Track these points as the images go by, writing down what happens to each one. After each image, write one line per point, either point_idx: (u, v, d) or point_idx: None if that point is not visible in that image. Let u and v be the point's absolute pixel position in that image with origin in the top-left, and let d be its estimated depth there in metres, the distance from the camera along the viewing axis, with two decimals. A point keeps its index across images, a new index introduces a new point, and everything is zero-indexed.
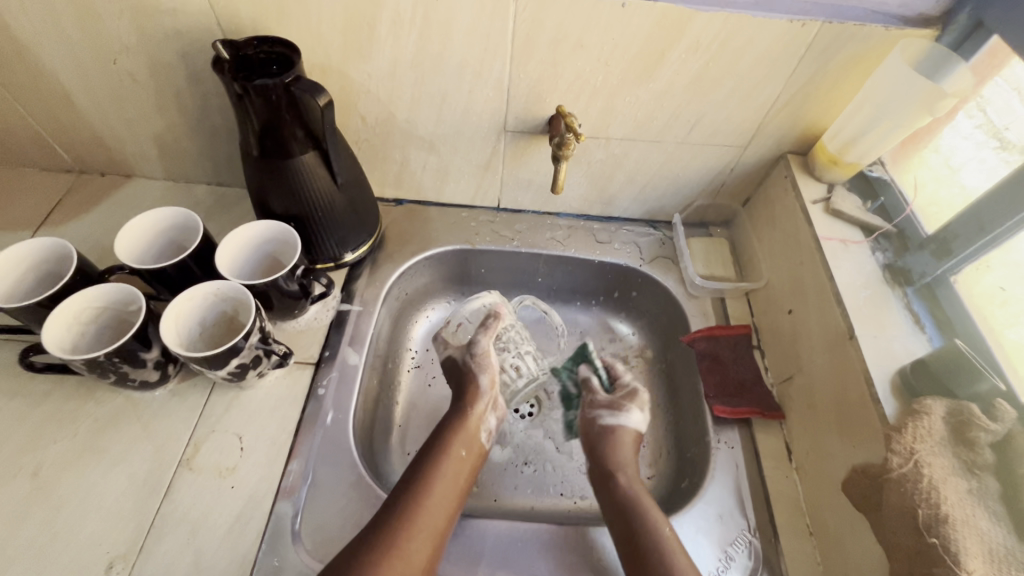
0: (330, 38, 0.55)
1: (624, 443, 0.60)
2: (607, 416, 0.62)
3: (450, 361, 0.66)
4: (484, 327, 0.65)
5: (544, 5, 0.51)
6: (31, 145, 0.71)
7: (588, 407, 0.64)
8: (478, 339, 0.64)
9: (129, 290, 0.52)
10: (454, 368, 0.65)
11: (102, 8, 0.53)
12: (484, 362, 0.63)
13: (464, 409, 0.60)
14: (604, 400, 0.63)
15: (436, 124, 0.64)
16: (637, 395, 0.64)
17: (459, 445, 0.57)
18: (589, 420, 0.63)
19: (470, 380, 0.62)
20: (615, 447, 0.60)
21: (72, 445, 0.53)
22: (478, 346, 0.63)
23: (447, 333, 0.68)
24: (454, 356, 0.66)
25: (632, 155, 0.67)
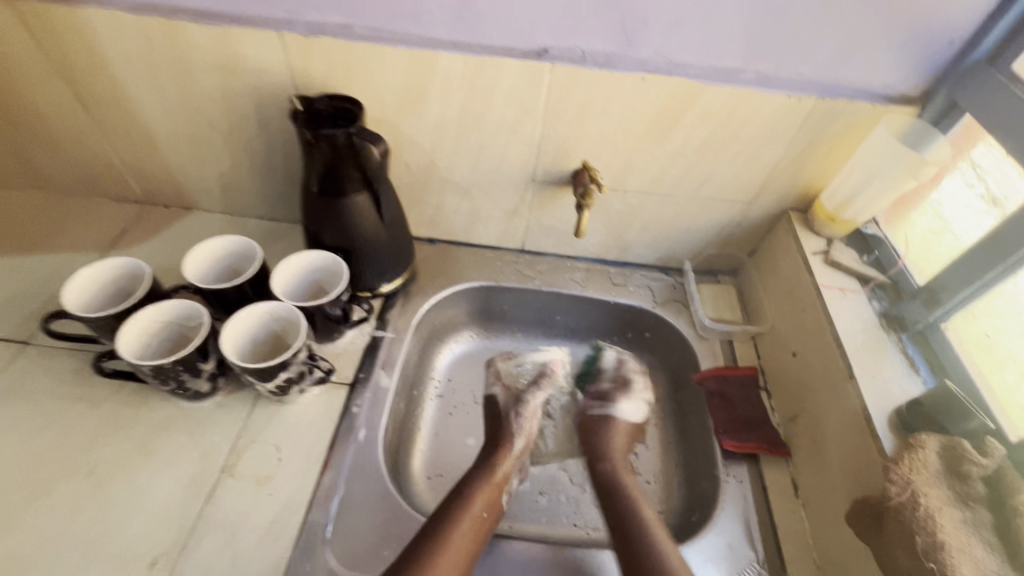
0: (388, 98, 0.63)
1: (617, 432, 0.68)
2: (597, 408, 0.70)
3: (493, 401, 0.72)
4: (539, 385, 0.72)
5: (574, 75, 0.59)
6: (109, 177, 0.79)
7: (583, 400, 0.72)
8: (527, 396, 0.70)
9: (191, 307, 0.58)
10: (494, 420, 0.69)
11: (197, 66, 0.62)
12: (527, 422, 0.68)
13: (499, 461, 0.64)
14: (602, 397, 0.71)
15: (472, 172, 0.72)
16: (631, 387, 0.72)
17: (481, 504, 0.58)
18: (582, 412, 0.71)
19: (505, 439, 0.67)
20: (598, 434, 0.68)
21: (126, 448, 0.58)
22: (527, 406, 0.69)
23: (497, 372, 0.75)
24: (495, 398, 0.72)
25: (646, 206, 0.74)
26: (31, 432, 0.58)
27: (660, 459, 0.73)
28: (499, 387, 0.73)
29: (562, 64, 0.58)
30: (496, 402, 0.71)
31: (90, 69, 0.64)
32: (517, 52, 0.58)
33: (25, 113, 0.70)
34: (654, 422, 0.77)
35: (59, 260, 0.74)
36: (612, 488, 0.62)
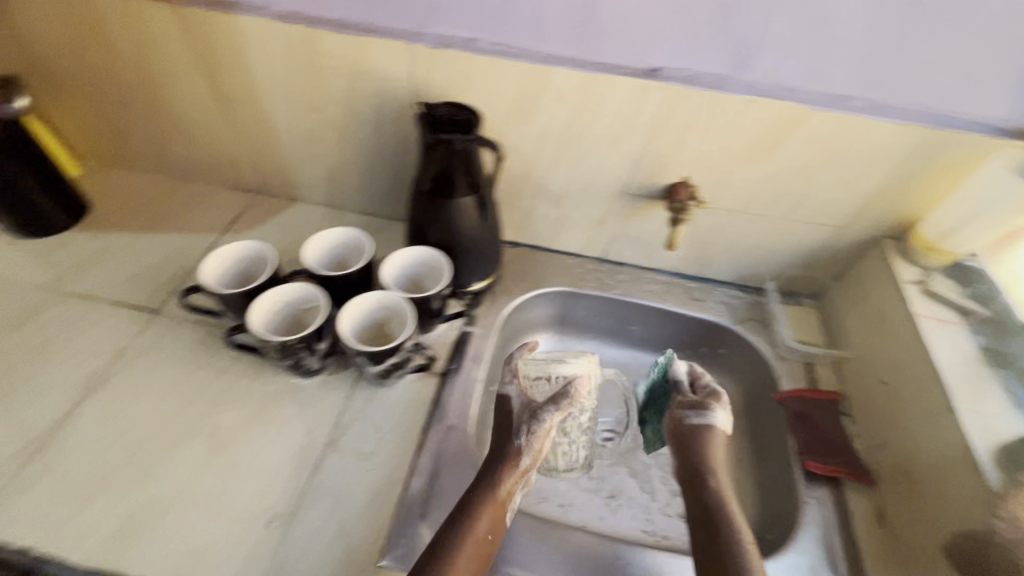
0: (499, 108, 0.67)
1: (713, 447, 0.64)
2: (693, 418, 0.66)
3: (506, 402, 0.65)
4: (556, 403, 0.63)
5: (683, 95, 0.61)
6: (228, 168, 0.86)
7: (674, 408, 0.69)
8: (542, 413, 0.62)
9: (313, 291, 0.64)
10: (502, 423, 0.63)
11: (328, 70, 0.68)
12: (537, 442, 0.61)
13: (504, 476, 0.58)
14: (695, 405, 0.67)
15: (567, 182, 0.75)
16: (719, 396, 0.69)
17: (486, 525, 0.54)
18: (678, 423, 0.67)
19: (514, 448, 0.60)
20: (698, 447, 0.64)
21: (243, 414, 0.63)
22: (544, 423, 0.61)
23: (516, 370, 0.68)
24: (508, 400, 0.65)
25: (735, 225, 0.75)
26: (163, 393, 0.64)
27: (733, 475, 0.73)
28: (515, 385, 0.67)
29: (673, 84, 0.61)
30: (510, 407, 0.64)
31: (231, 70, 0.71)
32: (629, 70, 0.61)
33: (168, 106, 0.78)
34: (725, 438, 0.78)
35: (181, 240, 0.82)
36: (715, 507, 0.58)
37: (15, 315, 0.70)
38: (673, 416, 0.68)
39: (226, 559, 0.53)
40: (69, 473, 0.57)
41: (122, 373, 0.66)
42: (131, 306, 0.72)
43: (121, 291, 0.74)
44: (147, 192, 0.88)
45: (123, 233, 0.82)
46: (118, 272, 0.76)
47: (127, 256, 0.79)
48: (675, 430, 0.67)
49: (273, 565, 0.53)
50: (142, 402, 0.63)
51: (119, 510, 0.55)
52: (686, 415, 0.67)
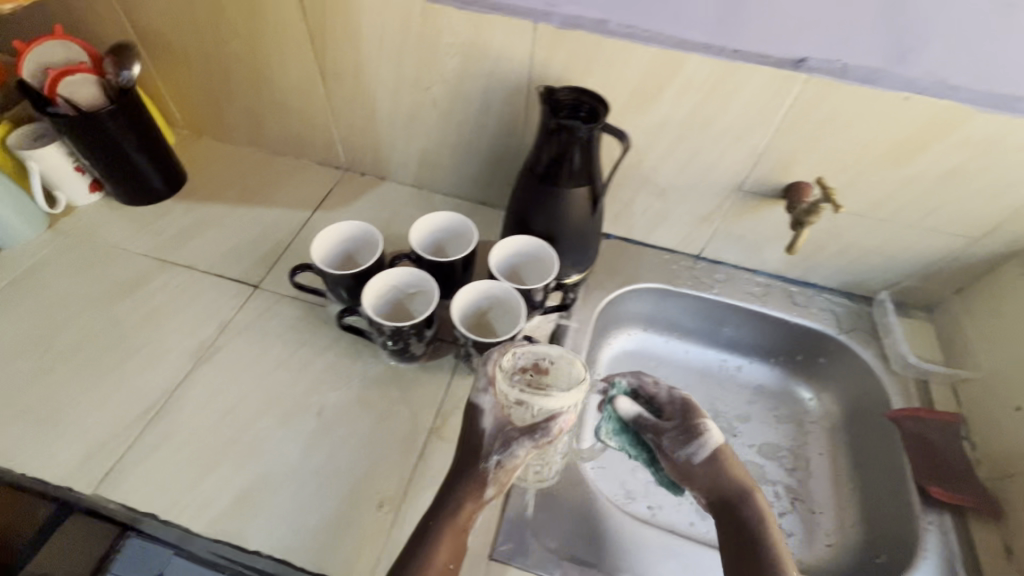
0: (620, 95, 0.64)
1: (721, 472, 0.58)
2: (698, 452, 0.59)
3: (477, 417, 0.55)
4: (533, 437, 0.52)
5: (828, 89, 0.57)
6: (320, 144, 0.86)
7: (668, 452, 0.60)
8: (515, 445, 0.52)
9: (422, 277, 0.63)
10: (471, 441, 0.54)
11: (441, 48, 0.66)
12: (507, 472, 0.53)
13: (467, 506, 0.52)
14: (677, 435, 0.60)
15: (677, 175, 0.71)
16: (692, 404, 0.61)
17: (444, 556, 0.50)
18: (681, 463, 0.59)
19: (481, 471, 0.53)
20: (707, 477, 0.58)
21: (347, 396, 0.63)
22: (515, 457, 0.52)
23: (492, 379, 0.54)
24: (481, 416, 0.54)
25: (854, 229, 0.71)
26: (268, 370, 0.65)
27: (832, 490, 0.73)
28: (490, 397, 0.54)
29: (820, 77, 0.56)
30: (480, 426, 0.54)
31: (340, 45, 0.70)
32: (772, 59, 0.57)
33: (269, 79, 0.77)
34: (822, 451, 0.76)
35: (275, 215, 0.82)
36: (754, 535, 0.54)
37: (124, 282, 0.71)
38: (666, 458, 0.60)
39: (342, 542, 0.53)
40: (185, 445, 0.58)
41: (228, 347, 0.66)
42: (232, 279, 0.73)
43: (221, 264, 0.75)
44: (238, 164, 0.89)
45: (219, 205, 0.82)
46: (217, 245, 0.77)
47: (225, 229, 0.79)
48: (682, 473, 0.59)
49: (387, 550, 0.53)
50: (249, 377, 0.64)
51: (234, 484, 0.56)
52: (681, 452, 0.59)
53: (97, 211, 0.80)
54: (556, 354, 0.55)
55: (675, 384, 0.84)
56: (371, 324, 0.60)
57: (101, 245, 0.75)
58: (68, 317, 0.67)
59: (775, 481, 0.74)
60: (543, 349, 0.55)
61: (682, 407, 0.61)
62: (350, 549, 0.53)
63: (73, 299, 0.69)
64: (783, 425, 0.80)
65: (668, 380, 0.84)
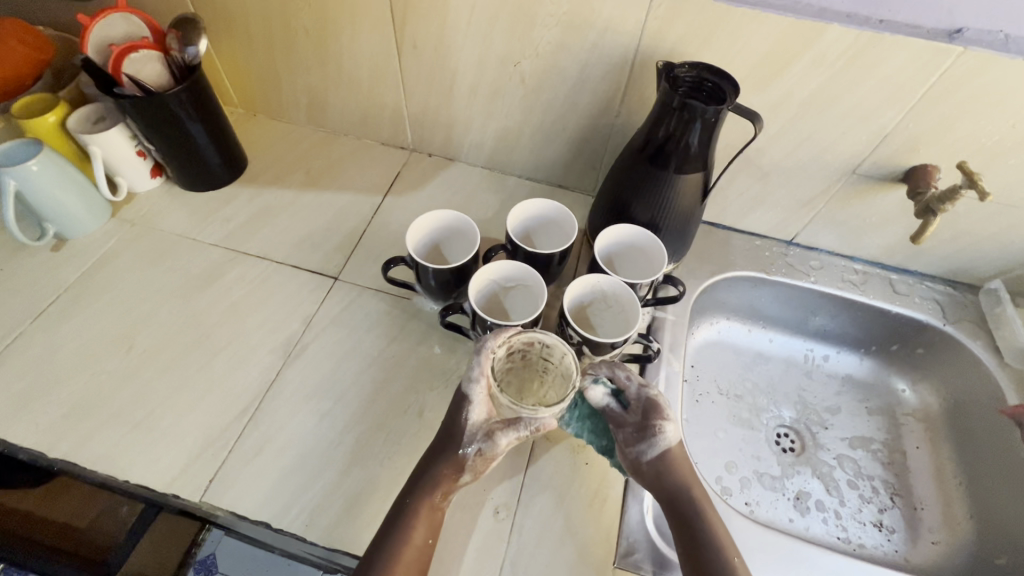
0: (739, 69, 0.58)
1: (667, 473, 0.52)
2: (647, 450, 0.52)
3: (461, 406, 0.52)
4: (516, 429, 0.50)
5: (985, 63, 0.51)
6: (387, 122, 0.80)
7: (622, 445, 0.54)
8: (498, 437, 0.50)
9: (526, 270, 0.59)
10: (450, 426, 0.52)
11: (540, 19, 0.60)
12: (487, 462, 0.51)
13: (441, 489, 0.50)
14: (633, 430, 0.54)
15: (785, 157, 0.66)
16: (659, 405, 0.54)
17: (424, 530, 0.49)
18: (631, 460, 0.53)
19: (460, 456, 0.51)
20: (650, 477, 0.52)
21: (446, 394, 0.60)
22: (496, 447, 0.50)
23: (483, 369, 0.52)
24: (467, 405, 0.52)
25: (975, 216, 0.66)
26: (360, 367, 0.62)
27: (935, 485, 0.70)
28: (480, 388, 0.52)
29: (978, 50, 0.51)
30: (464, 414, 0.52)
31: (422, 14, 0.64)
32: (924, 30, 0.51)
33: (337, 52, 0.72)
34: (919, 445, 0.74)
35: (344, 201, 0.77)
36: (703, 537, 0.49)
37: (198, 276, 0.68)
38: (620, 450, 0.54)
39: (461, 551, 0.51)
40: (286, 449, 0.56)
41: (316, 343, 0.63)
42: (310, 271, 0.69)
43: (296, 254, 0.71)
44: (299, 145, 0.84)
45: (284, 190, 0.78)
46: (288, 233, 0.73)
47: (294, 216, 0.75)
48: (632, 471, 0.53)
49: (508, 557, 0.51)
50: (342, 376, 0.61)
51: (342, 490, 0.54)
52: (634, 449, 0.53)
53: (159, 198, 0.76)
54: (551, 342, 0.53)
55: (762, 375, 0.80)
56: (475, 321, 0.57)
57: (168, 235, 0.72)
58: (148, 314, 0.64)
59: (872, 475, 0.72)
60: (537, 336, 0.53)
61: (644, 405, 0.54)
62: (469, 559, 0.51)
63: (149, 295, 0.66)
64: (876, 417, 0.77)
65: (753, 370, 0.80)
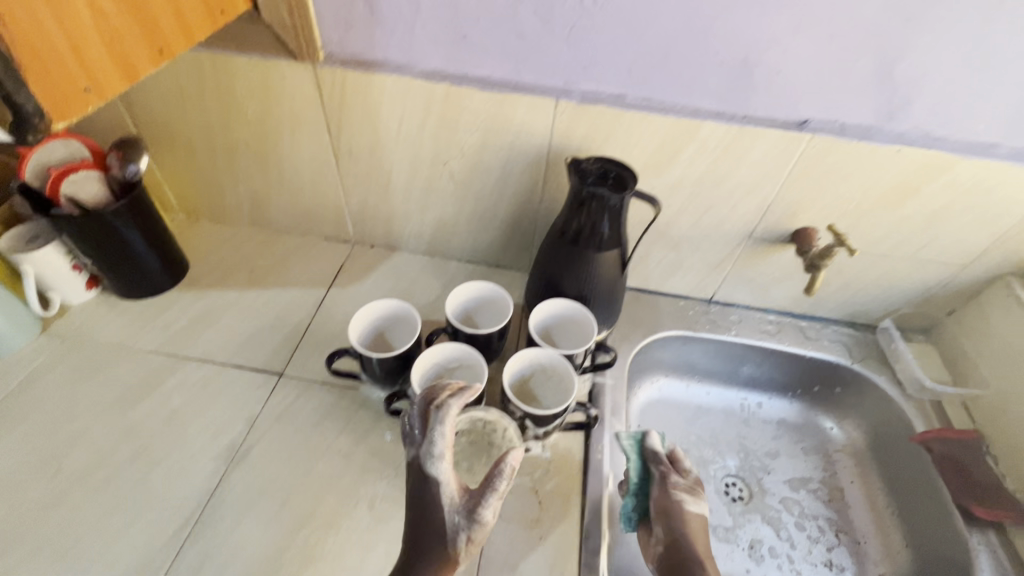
0: (637, 159, 0.67)
1: (691, 529, 0.57)
2: (689, 502, 0.59)
3: (432, 493, 0.51)
4: (493, 493, 0.51)
5: (831, 146, 0.62)
6: (329, 219, 0.84)
7: (669, 487, 0.59)
8: (480, 511, 0.50)
9: (466, 351, 0.62)
10: (429, 516, 0.51)
11: (463, 126, 0.68)
12: (478, 539, 0.51)
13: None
14: (684, 482, 0.60)
15: (690, 228, 0.75)
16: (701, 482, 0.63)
17: None
18: (671, 503, 0.58)
19: (451, 545, 0.50)
20: (680, 525, 0.57)
21: (396, 483, 0.60)
22: (482, 520, 0.50)
23: (445, 443, 0.53)
24: (438, 488, 0.51)
25: (857, 266, 0.76)
26: (308, 463, 0.61)
27: (872, 517, 0.75)
28: (447, 465, 0.52)
29: (822, 136, 0.62)
30: (438, 502, 0.51)
31: (357, 126, 0.70)
32: (778, 123, 0.62)
33: (278, 160, 0.77)
34: (854, 479, 0.79)
35: (289, 297, 0.79)
36: None
37: (135, 385, 0.67)
38: (662, 489, 0.59)
39: None
40: (231, 561, 0.54)
41: (260, 444, 0.62)
42: (254, 370, 0.69)
43: (238, 354, 0.71)
44: (242, 245, 0.86)
45: (228, 290, 0.79)
46: (231, 333, 0.73)
47: (238, 316, 0.76)
48: (667, 516, 0.57)
49: None
50: (288, 476, 0.60)
51: None
52: (680, 495, 0.59)
53: (94, 309, 0.75)
54: (492, 417, 0.59)
55: (704, 427, 0.84)
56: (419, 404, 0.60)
57: (103, 345, 0.71)
58: (79, 432, 0.62)
59: (817, 515, 0.76)
60: (477, 415, 0.59)
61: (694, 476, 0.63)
62: None
63: (81, 410, 0.64)
64: (811, 456, 0.82)
65: (696, 424, 0.84)
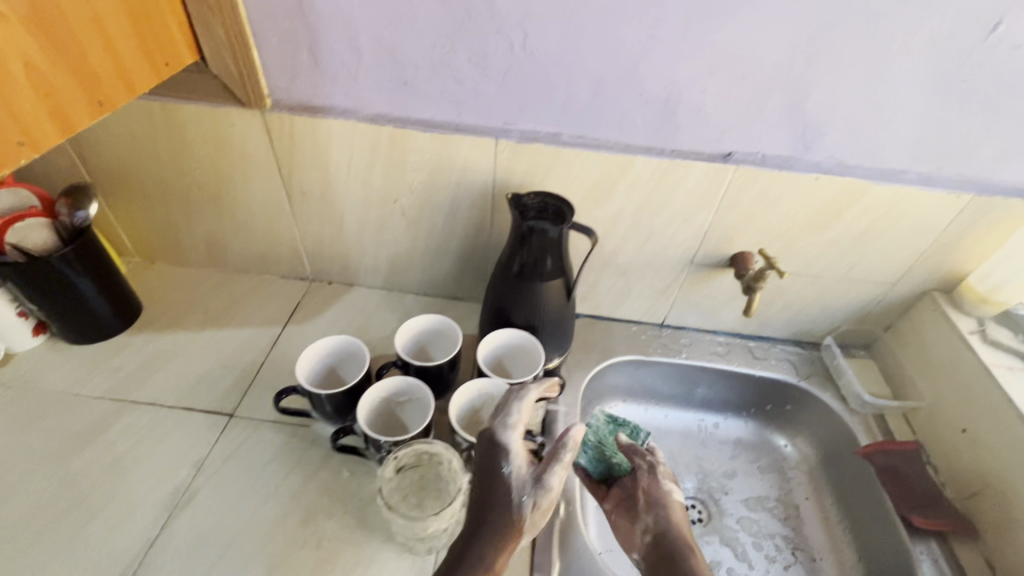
0: (578, 193, 0.70)
1: (675, 514, 0.63)
2: (673, 490, 0.65)
3: (501, 461, 0.55)
4: (559, 464, 0.56)
5: (756, 175, 0.67)
6: (285, 257, 0.85)
7: (655, 474, 0.66)
8: (548, 479, 0.55)
9: (413, 384, 0.63)
10: (497, 483, 0.54)
11: (410, 165, 0.70)
12: (542, 507, 0.55)
13: (500, 550, 0.52)
14: (668, 472, 0.67)
15: (634, 256, 0.78)
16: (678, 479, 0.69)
17: None
18: (657, 490, 0.64)
19: (517, 511, 0.54)
20: (668, 511, 0.63)
21: (345, 521, 0.60)
22: (548, 486, 0.55)
23: (520, 417, 0.58)
24: (509, 456, 0.55)
25: (794, 286, 0.79)
26: (255, 505, 0.60)
27: (826, 534, 0.76)
28: (517, 438, 0.57)
29: (745, 167, 0.66)
30: (506, 469, 0.55)
31: (307, 167, 0.72)
32: (705, 155, 0.66)
33: (232, 202, 0.78)
34: (808, 495, 0.80)
35: (243, 336, 0.79)
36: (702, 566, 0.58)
37: (80, 433, 0.66)
38: (651, 478, 0.66)
39: None
40: None
41: (207, 488, 0.61)
42: (203, 412, 0.69)
43: (188, 396, 0.70)
44: (198, 286, 0.86)
45: (180, 333, 0.79)
46: (183, 375, 0.73)
47: (191, 357, 0.75)
48: (653, 501, 0.64)
49: None
50: (234, 519, 0.59)
51: None
52: (664, 483, 0.65)
53: (40, 356, 0.74)
54: (438, 450, 0.57)
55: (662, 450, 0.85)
56: (368, 441, 0.58)
57: (48, 393, 0.70)
58: (17, 484, 0.61)
59: (774, 533, 0.77)
60: (423, 447, 0.57)
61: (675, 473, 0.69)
62: None
63: (22, 461, 0.63)
64: (767, 475, 0.83)
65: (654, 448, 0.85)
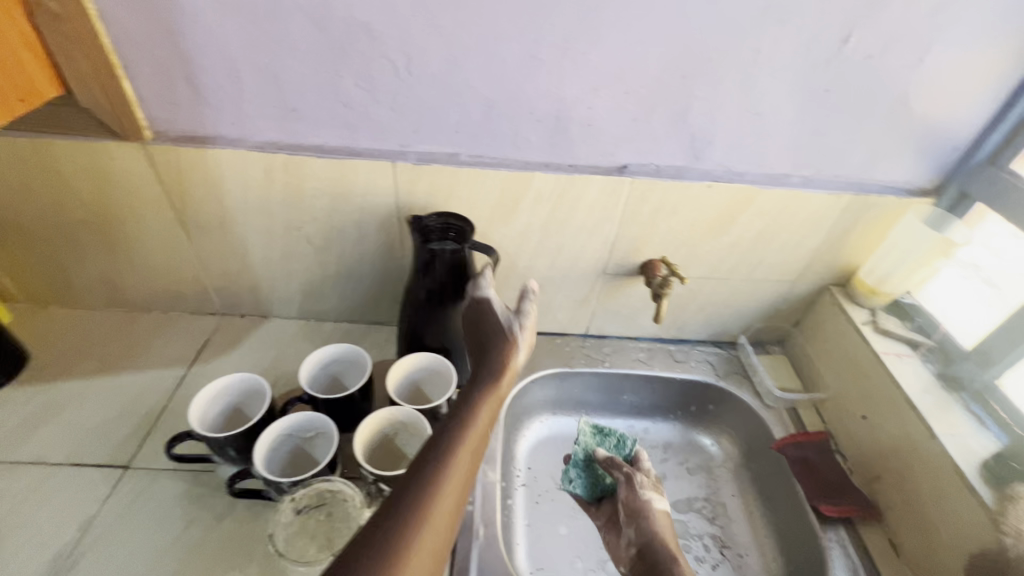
0: (483, 211, 0.70)
1: (658, 525, 0.60)
2: (656, 500, 0.63)
3: (483, 305, 0.61)
4: (529, 295, 0.62)
5: (653, 186, 0.68)
6: (191, 293, 0.81)
7: (634, 485, 0.64)
8: (524, 307, 0.61)
9: (315, 419, 0.61)
10: (483, 322, 0.61)
11: (309, 192, 0.69)
12: (527, 332, 0.61)
13: (498, 367, 0.56)
14: (648, 480, 0.65)
15: (547, 270, 0.78)
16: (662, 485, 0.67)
17: (485, 421, 0.51)
18: (637, 501, 0.63)
19: (505, 338, 0.59)
20: (649, 521, 0.61)
21: (248, 570, 0.56)
22: (527, 313, 0.61)
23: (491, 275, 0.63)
24: (488, 300, 0.61)
25: (704, 290, 0.82)
26: (149, 563, 0.56)
27: (750, 529, 0.78)
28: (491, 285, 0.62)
29: (641, 178, 0.68)
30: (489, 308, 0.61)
31: (201, 199, 0.69)
32: (601, 169, 0.68)
33: (125, 239, 0.74)
34: (734, 492, 0.82)
35: (144, 380, 0.75)
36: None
37: None
38: (630, 489, 0.64)
39: None
40: None
41: (93, 549, 0.57)
42: (94, 465, 0.64)
43: (78, 450, 0.66)
44: (95, 330, 0.81)
45: (72, 381, 0.74)
46: (73, 428, 0.68)
47: (83, 407, 0.70)
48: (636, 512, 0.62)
49: None
50: None
51: None
52: (643, 493, 0.63)
53: None
54: (338, 487, 0.56)
55: None
56: (268, 485, 0.56)
57: None
58: None
59: (702, 533, 0.77)
60: (321, 485, 0.56)
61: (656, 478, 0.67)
62: None
63: None
64: (696, 476, 0.84)
65: None
